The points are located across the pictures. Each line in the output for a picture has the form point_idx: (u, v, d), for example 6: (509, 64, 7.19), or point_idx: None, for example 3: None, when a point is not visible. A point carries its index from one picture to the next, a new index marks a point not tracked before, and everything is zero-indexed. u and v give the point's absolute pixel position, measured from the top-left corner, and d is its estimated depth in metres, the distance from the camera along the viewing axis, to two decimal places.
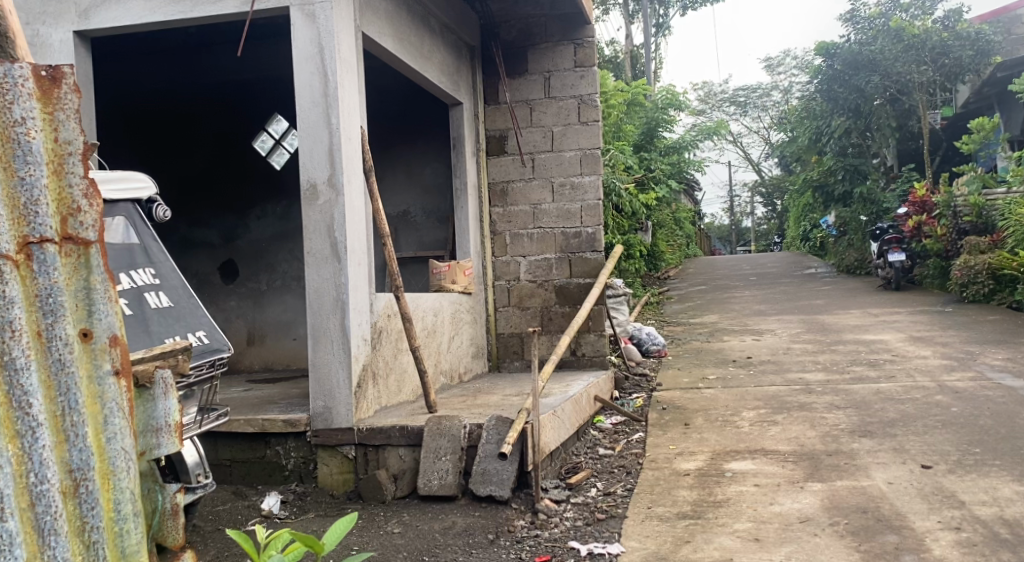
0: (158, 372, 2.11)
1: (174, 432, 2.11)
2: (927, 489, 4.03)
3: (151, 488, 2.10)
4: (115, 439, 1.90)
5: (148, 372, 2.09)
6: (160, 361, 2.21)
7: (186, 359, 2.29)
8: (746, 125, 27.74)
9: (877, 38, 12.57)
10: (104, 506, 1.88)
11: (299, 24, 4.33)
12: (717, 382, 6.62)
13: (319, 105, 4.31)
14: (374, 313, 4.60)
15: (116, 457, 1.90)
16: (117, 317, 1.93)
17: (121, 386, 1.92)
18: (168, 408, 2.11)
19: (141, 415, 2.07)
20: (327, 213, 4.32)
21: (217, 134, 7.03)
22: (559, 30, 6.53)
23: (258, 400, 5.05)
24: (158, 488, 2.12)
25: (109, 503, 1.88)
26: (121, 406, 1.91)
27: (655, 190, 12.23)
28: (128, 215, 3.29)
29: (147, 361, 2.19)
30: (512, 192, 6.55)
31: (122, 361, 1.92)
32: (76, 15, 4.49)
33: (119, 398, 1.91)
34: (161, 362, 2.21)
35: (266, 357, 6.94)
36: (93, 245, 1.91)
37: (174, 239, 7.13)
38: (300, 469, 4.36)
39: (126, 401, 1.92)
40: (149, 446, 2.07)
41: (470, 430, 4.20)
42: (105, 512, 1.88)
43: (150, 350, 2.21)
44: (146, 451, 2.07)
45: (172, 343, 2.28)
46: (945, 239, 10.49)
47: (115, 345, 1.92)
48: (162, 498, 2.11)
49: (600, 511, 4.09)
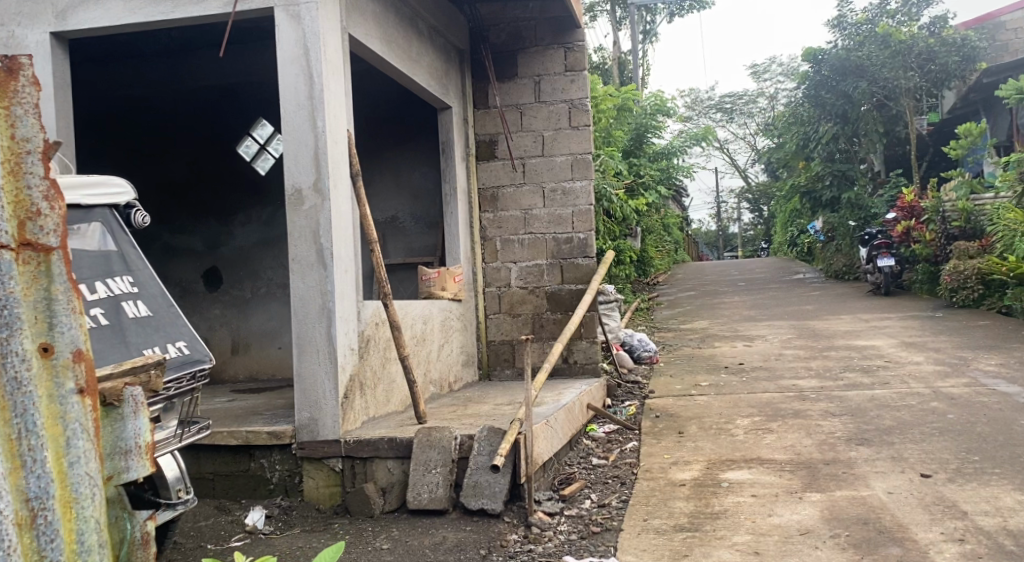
0: (128, 390, 2.02)
1: (145, 454, 2.06)
2: (928, 499, 3.95)
3: (120, 516, 2.06)
4: (79, 463, 1.75)
5: (117, 390, 2.00)
6: (130, 378, 2.12)
7: (158, 374, 2.18)
8: (733, 131, 27.78)
9: (864, 43, 12.50)
10: (66, 538, 1.72)
11: (284, 25, 4.22)
12: (710, 389, 6.54)
13: (304, 108, 4.20)
14: (361, 321, 4.48)
15: (79, 483, 1.75)
16: (81, 330, 1.79)
17: (85, 405, 1.77)
18: (137, 427, 2.04)
19: (110, 435, 1.98)
20: (313, 219, 4.21)
21: (198, 142, 6.90)
22: (549, 33, 6.45)
23: (242, 411, 4.91)
24: (126, 515, 2.08)
25: (72, 536, 1.74)
26: (84, 427, 1.77)
27: (644, 196, 12.18)
28: (104, 221, 3.18)
29: (114, 379, 2.05)
30: (502, 197, 6.45)
31: (86, 378, 1.78)
32: (53, 15, 4.37)
33: (83, 418, 1.77)
34: (131, 379, 2.09)
35: (251, 366, 6.81)
36: (54, 251, 1.78)
37: (156, 245, 7.00)
38: (285, 483, 4.23)
39: (90, 422, 1.78)
40: (117, 469, 1.99)
41: (461, 442, 4.09)
42: (67, 546, 1.72)
43: (118, 366, 2.10)
44: (114, 475, 1.99)
45: (143, 358, 2.17)
46: (933, 245, 10.46)
47: (78, 361, 1.78)
48: (132, 525, 2.11)
49: (595, 524, 3.99)
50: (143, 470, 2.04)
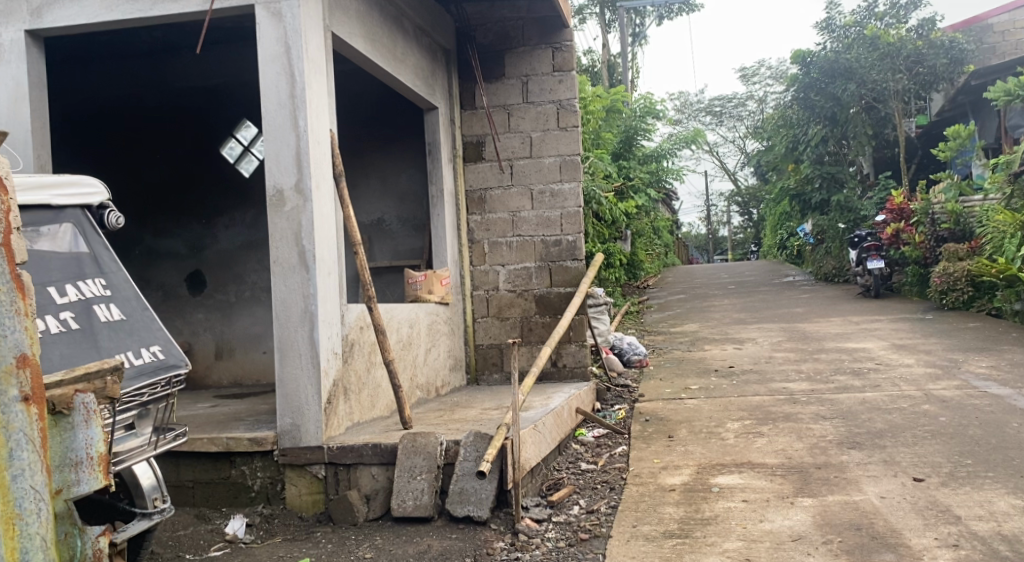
0: (81, 401, 2.31)
1: (96, 465, 2.34)
2: (921, 503, 3.88)
3: (69, 529, 2.32)
4: (19, 469, 2.08)
5: (69, 401, 2.27)
6: (84, 383, 2.33)
7: (116, 382, 2.44)
8: (722, 134, 27.80)
9: (852, 46, 12.53)
10: (5, 533, 2.06)
11: (265, 22, 4.14)
12: (700, 392, 6.47)
13: (286, 107, 4.12)
14: (345, 325, 4.40)
15: (19, 485, 2.08)
16: (27, 339, 2.11)
17: (30, 414, 2.10)
18: (88, 437, 2.32)
19: (61, 445, 2.27)
20: (294, 221, 4.12)
21: (180, 144, 6.82)
22: (538, 34, 6.38)
23: (224, 418, 4.82)
24: (75, 529, 2.34)
25: (11, 531, 2.07)
26: (27, 435, 2.09)
27: (633, 198, 12.12)
28: (76, 222, 3.12)
29: (67, 384, 2.28)
30: (490, 199, 6.38)
31: (30, 387, 2.10)
32: (28, 13, 4.28)
33: (27, 428, 2.10)
34: (86, 385, 2.34)
35: (235, 371, 6.71)
36: (3, 257, 2.10)
37: (138, 249, 6.89)
38: (267, 490, 4.14)
39: (33, 430, 2.11)
40: (67, 480, 2.28)
41: (447, 447, 4.00)
42: (6, 538, 2.07)
43: (71, 372, 2.32)
44: (64, 485, 2.27)
45: (101, 366, 2.42)
46: (923, 247, 10.40)
47: (24, 369, 2.10)
48: (81, 537, 2.36)
49: (583, 531, 3.92)
50: (93, 482, 2.33)
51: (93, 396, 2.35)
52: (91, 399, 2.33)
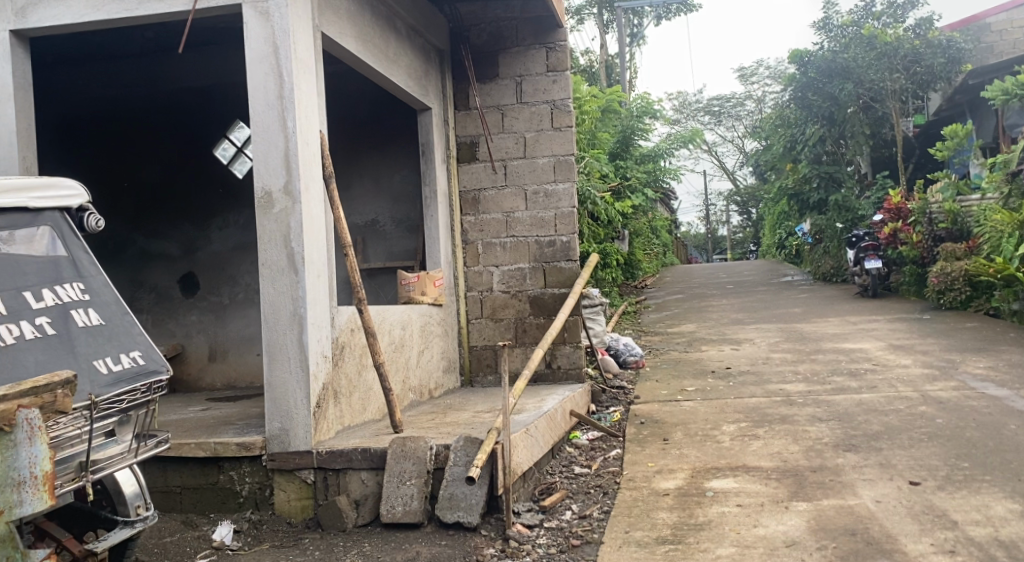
0: (26, 420, 2.48)
1: (40, 485, 2.55)
2: (916, 508, 3.84)
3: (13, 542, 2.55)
4: None
5: (14, 421, 2.46)
6: (30, 398, 2.50)
7: (68, 393, 2.60)
8: (721, 134, 27.74)
9: (849, 46, 12.49)
10: None
11: (253, 22, 4.09)
12: (695, 394, 6.42)
13: (274, 107, 4.07)
14: (335, 328, 4.35)
15: None
16: None
17: None
18: (34, 455, 2.53)
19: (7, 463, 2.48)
20: (283, 223, 4.07)
21: (172, 146, 6.77)
22: (531, 33, 6.33)
23: (214, 421, 4.76)
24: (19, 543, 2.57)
25: None
26: None
27: (630, 198, 12.06)
28: (54, 225, 3.11)
29: (13, 400, 2.46)
30: (484, 200, 6.33)
31: None
32: (13, 13, 4.23)
33: None
34: (33, 401, 2.51)
35: (228, 374, 6.66)
36: None
37: (130, 251, 6.83)
38: (255, 495, 4.09)
39: None
40: (12, 499, 2.51)
41: (437, 452, 3.96)
42: None
43: (21, 386, 2.50)
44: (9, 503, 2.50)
45: (52, 378, 2.57)
46: (920, 246, 10.35)
47: None
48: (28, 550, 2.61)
49: (575, 537, 3.88)
50: (37, 503, 2.54)
51: (39, 411, 2.52)
52: (35, 416, 2.50)
